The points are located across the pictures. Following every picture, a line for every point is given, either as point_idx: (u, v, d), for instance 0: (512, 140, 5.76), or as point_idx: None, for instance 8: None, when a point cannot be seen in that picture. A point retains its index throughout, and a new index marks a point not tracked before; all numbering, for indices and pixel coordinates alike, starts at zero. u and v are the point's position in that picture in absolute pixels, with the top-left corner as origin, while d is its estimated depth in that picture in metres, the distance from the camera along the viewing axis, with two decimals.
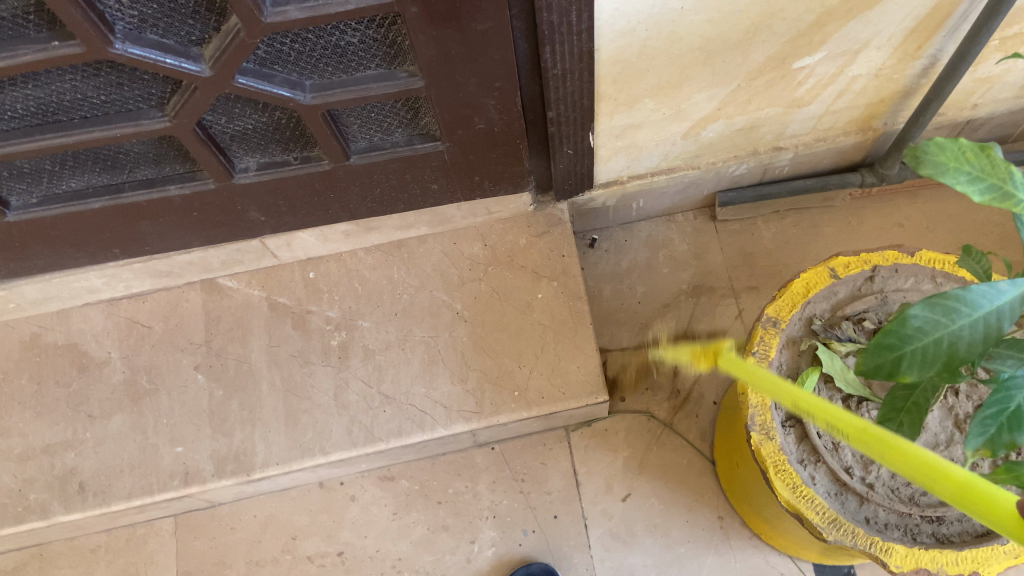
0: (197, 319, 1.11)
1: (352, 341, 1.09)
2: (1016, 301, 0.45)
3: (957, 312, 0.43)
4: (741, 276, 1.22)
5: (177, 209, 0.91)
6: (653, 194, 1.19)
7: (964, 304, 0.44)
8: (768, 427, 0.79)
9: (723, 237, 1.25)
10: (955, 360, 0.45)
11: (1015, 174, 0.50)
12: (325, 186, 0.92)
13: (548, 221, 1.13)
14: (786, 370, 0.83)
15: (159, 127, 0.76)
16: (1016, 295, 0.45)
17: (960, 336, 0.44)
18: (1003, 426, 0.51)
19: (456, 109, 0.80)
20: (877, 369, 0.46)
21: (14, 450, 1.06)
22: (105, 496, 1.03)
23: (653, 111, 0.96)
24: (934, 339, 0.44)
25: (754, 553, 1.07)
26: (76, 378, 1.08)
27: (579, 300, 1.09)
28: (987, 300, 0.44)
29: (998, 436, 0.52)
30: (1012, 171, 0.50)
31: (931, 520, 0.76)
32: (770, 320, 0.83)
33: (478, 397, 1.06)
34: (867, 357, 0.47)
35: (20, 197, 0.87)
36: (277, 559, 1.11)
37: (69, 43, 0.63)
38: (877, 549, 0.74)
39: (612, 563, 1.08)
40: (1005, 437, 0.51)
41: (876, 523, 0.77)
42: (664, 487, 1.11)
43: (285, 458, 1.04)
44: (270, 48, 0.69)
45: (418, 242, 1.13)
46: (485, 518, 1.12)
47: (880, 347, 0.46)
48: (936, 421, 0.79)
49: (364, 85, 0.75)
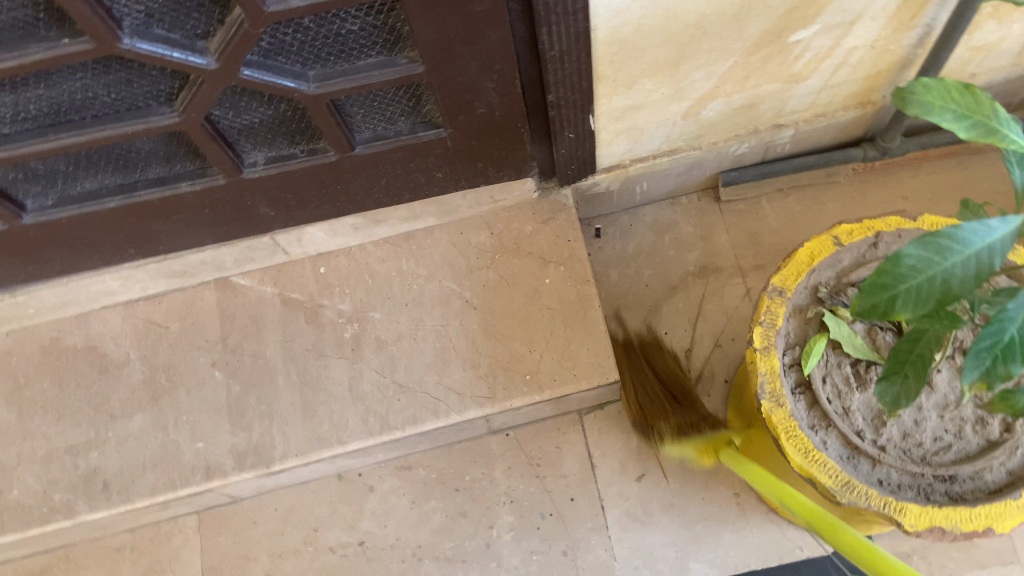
0: (212, 318, 1.13)
1: (364, 332, 1.11)
2: (1006, 238, 0.46)
3: (950, 249, 0.45)
4: (747, 256, 1.23)
5: (189, 206, 0.93)
6: (656, 177, 1.19)
7: (956, 241, 0.45)
8: (777, 394, 0.80)
9: (727, 217, 1.26)
10: (948, 296, 0.46)
11: (999, 111, 0.51)
12: (332, 178, 0.93)
13: (553, 207, 1.14)
14: (793, 339, 0.83)
15: (169, 123, 0.78)
16: (1005, 232, 0.46)
17: (952, 273, 0.45)
18: (998, 358, 0.52)
19: (457, 94, 0.82)
20: (872, 309, 0.47)
21: (38, 452, 1.07)
22: (128, 494, 1.05)
23: (652, 92, 0.97)
24: (928, 277, 0.46)
25: (771, 528, 1.08)
26: (96, 380, 1.11)
27: (586, 284, 1.10)
28: (977, 238, 0.46)
29: (993, 368, 0.52)
30: (996, 108, 0.50)
31: (943, 480, 0.77)
32: (776, 290, 0.84)
33: (491, 382, 1.07)
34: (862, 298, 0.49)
35: (36, 199, 0.89)
36: (300, 551, 1.13)
37: (79, 39, 0.66)
38: (891, 510, 0.75)
39: (630, 542, 1.09)
40: (1000, 369, 0.52)
41: (889, 484, 0.77)
42: (678, 466, 1.12)
43: (303, 450, 1.06)
44: (274, 39, 0.71)
45: (426, 233, 1.15)
46: (503, 503, 1.13)
47: (874, 287, 0.47)
48: (945, 382, 0.80)
49: (366, 73, 0.77)
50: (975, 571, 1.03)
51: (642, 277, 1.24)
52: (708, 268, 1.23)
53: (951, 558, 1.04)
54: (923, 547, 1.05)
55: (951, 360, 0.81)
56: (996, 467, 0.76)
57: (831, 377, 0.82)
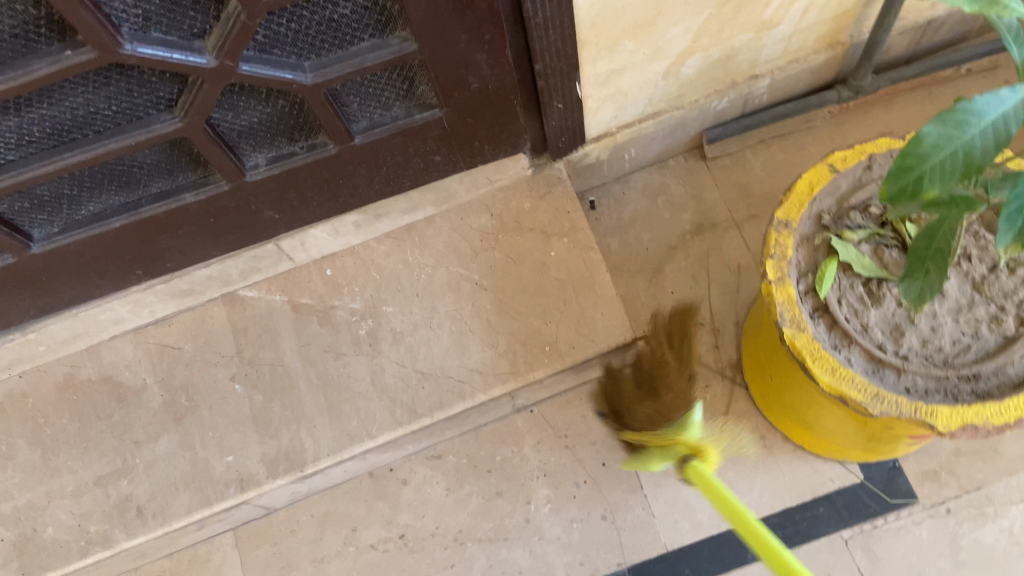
0: (225, 333, 1.13)
1: (379, 327, 1.11)
2: (1017, 105, 0.49)
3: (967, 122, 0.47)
4: (740, 208, 1.26)
5: (195, 217, 0.94)
6: (643, 142, 1.22)
7: (972, 113, 0.47)
8: (797, 320, 0.82)
9: (715, 174, 1.28)
10: (971, 167, 0.49)
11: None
12: (333, 172, 0.94)
13: (548, 182, 1.16)
14: (804, 267, 0.86)
15: (171, 130, 0.79)
16: (1016, 100, 0.49)
17: (972, 145, 0.48)
18: None
19: (451, 69, 0.84)
20: (901, 192, 0.50)
21: (67, 487, 1.06)
22: (165, 516, 1.05)
23: (633, 52, 1.00)
24: (950, 152, 0.48)
25: (801, 465, 1.10)
26: (116, 409, 1.10)
27: (591, 251, 1.12)
28: (992, 109, 0.48)
29: (1023, 229, 0.52)
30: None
31: (967, 379, 0.79)
32: (781, 223, 0.86)
33: (511, 357, 1.08)
34: (889, 183, 0.51)
35: (43, 228, 0.89)
36: (341, 552, 1.13)
37: (81, 50, 0.66)
38: (922, 415, 0.77)
39: (666, 497, 1.11)
40: None
41: (916, 391, 0.79)
42: (702, 419, 1.14)
43: (334, 448, 1.06)
44: (269, 31, 0.72)
45: (426, 223, 1.16)
46: (537, 477, 1.14)
47: (900, 170, 0.49)
48: (955, 288, 0.83)
49: (360, 57, 0.79)
50: (1003, 479, 1.06)
51: (641, 241, 1.26)
52: (704, 224, 1.26)
53: (978, 469, 1.07)
54: (950, 462, 1.08)
55: (958, 266, 0.83)
56: (1016, 361, 0.78)
57: (846, 298, 0.84)
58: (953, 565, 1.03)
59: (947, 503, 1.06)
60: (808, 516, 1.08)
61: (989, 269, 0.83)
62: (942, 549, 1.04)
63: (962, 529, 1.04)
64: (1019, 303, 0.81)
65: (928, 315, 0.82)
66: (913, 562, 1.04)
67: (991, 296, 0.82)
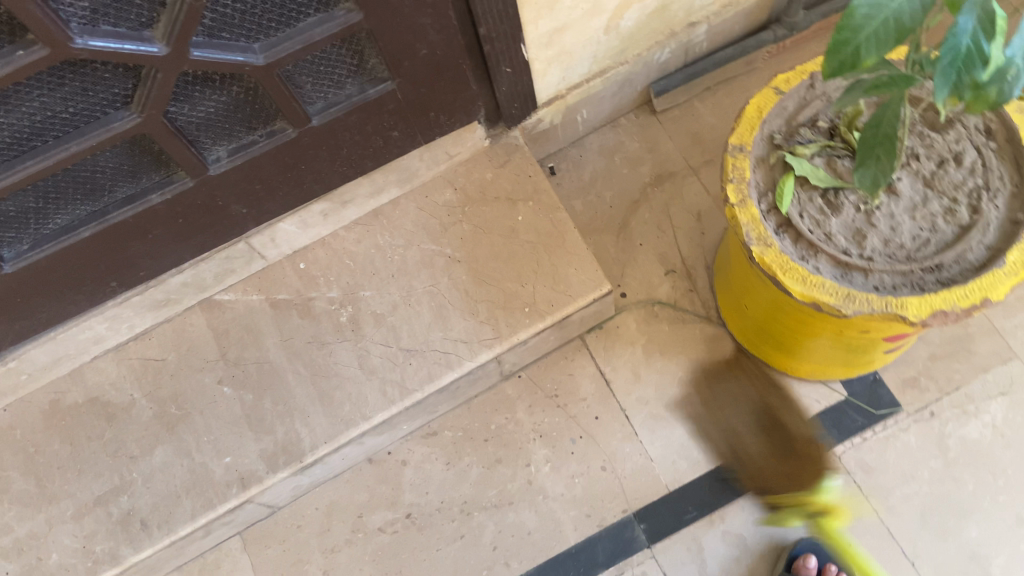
0: (206, 338, 1.13)
1: (359, 312, 1.12)
2: None
3: None
4: (695, 155, 1.29)
5: (164, 219, 0.94)
6: (593, 102, 1.25)
7: None
8: (764, 237, 0.85)
9: (667, 126, 1.32)
10: (902, 32, 0.53)
11: None
12: (295, 157, 0.96)
13: (506, 150, 1.18)
14: (764, 186, 0.89)
15: (130, 126, 0.80)
16: None
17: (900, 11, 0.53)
18: (961, 70, 0.55)
19: (399, 38, 0.86)
20: (842, 65, 0.54)
21: (66, 511, 1.05)
22: (170, 525, 1.04)
23: (572, 9, 1.02)
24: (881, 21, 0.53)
25: (786, 390, 1.14)
26: (106, 428, 1.09)
27: (557, 212, 1.15)
28: None
29: (959, 80, 0.55)
30: None
31: (932, 270, 0.82)
32: (737, 148, 0.89)
33: (493, 323, 1.10)
34: (830, 58, 0.55)
35: (11, 246, 0.89)
36: (351, 540, 1.13)
37: (33, 48, 0.67)
38: (893, 308, 0.80)
39: (661, 440, 1.14)
40: (965, 79, 0.55)
41: (885, 288, 0.82)
42: (685, 360, 1.18)
43: (331, 435, 1.07)
44: (216, 13, 0.74)
45: (393, 205, 1.17)
46: (533, 439, 1.16)
47: (837, 45, 0.54)
48: (909, 187, 0.86)
49: (308, 32, 0.80)
50: (980, 376, 1.10)
51: (604, 200, 1.28)
52: (663, 175, 1.29)
53: (955, 369, 1.11)
54: (927, 368, 1.11)
55: (908, 167, 0.87)
56: (975, 246, 0.82)
57: (807, 211, 0.87)
58: (943, 464, 1.06)
59: (930, 406, 1.09)
60: (799, 439, 1.11)
61: (937, 166, 0.87)
62: (931, 451, 1.07)
63: (948, 429, 1.08)
64: (969, 193, 0.84)
65: (886, 216, 0.86)
66: (905, 468, 1.07)
67: (942, 191, 0.85)
